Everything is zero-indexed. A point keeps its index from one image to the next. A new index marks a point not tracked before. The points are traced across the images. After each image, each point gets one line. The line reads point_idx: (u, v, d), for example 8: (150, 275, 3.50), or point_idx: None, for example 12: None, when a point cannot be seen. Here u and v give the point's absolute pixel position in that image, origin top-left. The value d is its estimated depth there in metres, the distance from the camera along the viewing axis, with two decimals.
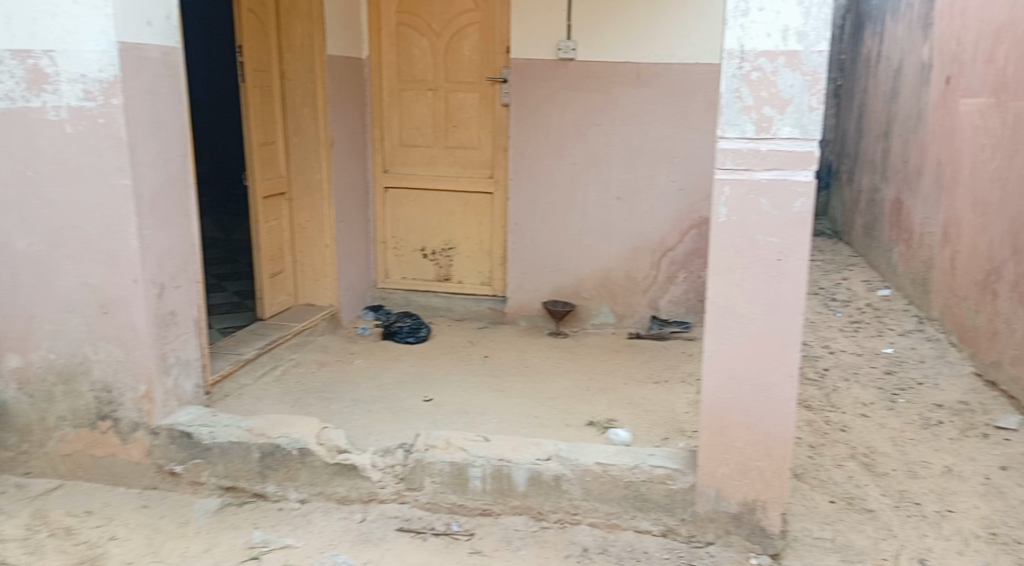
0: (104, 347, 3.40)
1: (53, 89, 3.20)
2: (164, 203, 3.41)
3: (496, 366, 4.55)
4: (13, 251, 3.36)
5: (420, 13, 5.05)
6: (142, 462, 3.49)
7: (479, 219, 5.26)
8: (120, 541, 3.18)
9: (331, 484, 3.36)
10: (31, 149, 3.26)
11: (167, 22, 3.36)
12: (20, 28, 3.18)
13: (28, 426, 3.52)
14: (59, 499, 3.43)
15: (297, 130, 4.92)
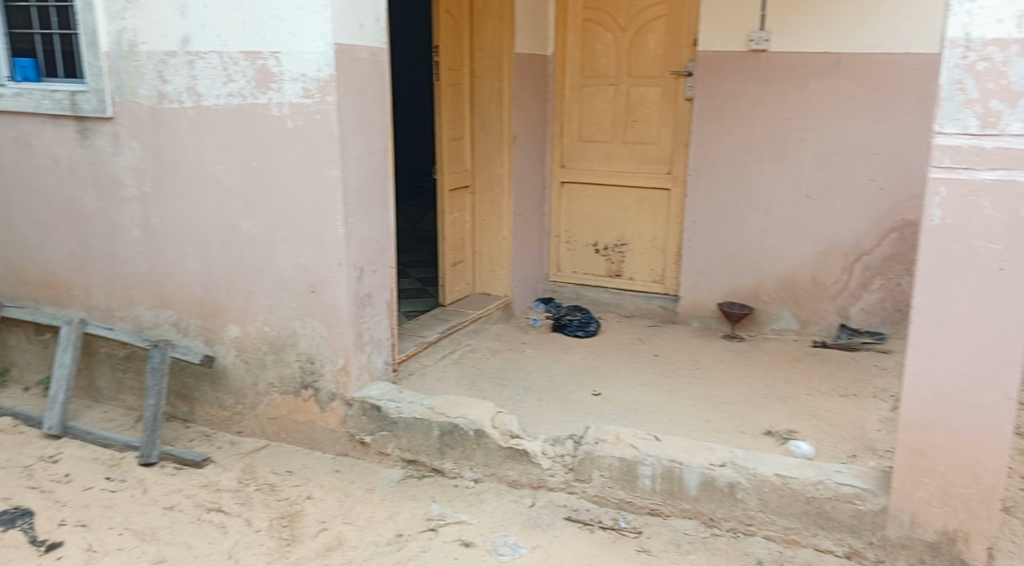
0: (309, 323, 3.71)
1: (278, 88, 3.51)
2: (367, 192, 3.66)
3: (670, 366, 4.49)
4: (238, 232, 3.74)
5: (607, 8, 5.05)
6: (336, 430, 3.77)
7: (654, 215, 5.19)
8: (315, 501, 3.47)
9: (503, 468, 3.47)
10: (257, 142, 3.60)
11: (376, 24, 3.60)
12: (253, 32, 3.50)
13: (242, 389, 3.92)
14: (265, 458, 3.79)
15: (482, 125, 5.09)
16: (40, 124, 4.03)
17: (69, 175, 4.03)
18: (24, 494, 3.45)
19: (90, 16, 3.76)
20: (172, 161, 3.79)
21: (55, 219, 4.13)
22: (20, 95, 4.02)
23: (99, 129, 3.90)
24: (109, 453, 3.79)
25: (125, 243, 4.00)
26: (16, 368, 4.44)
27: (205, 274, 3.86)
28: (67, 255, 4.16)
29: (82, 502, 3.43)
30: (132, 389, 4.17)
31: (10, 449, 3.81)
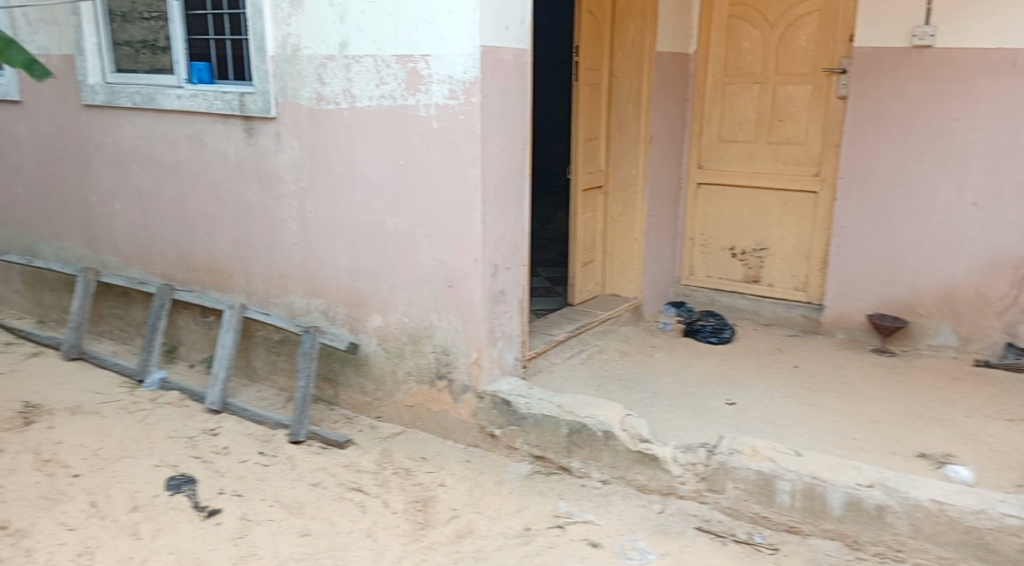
0: (446, 316, 3.82)
1: (426, 89, 3.62)
2: (505, 191, 3.73)
3: (811, 378, 4.30)
4: (383, 227, 3.90)
5: (755, 4, 4.89)
6: (468, 421, 3.86)
7: (798, 219, 4.97)
8: (447, 488, 3.57)
9: (632, 471, 3.44)
10: (404, 141, 3.74)
11: (521, 26, 3.66)
12: (405, 36, 3.63)
13: (382, 377, 4.08)
14: (401, 443, 3.94)
15: (620, 125, 5.05)
16: (212, 124, 4.36)
17: (235, 170, 4.34)
18: (188, 462, 3.75)
19: (259, 23, 4.02)
20: (326, 159, 4.00)
21: (221, 211, 4.46)
22: (196, 97, 4.36)
23: (263, 128, 4.18)
24: (262, 430, 4.06)
25: (282, 235, 4.27)
26: (184, 346, 4.83)
27: (351, 266, 4.05)
28: (230, 244, 4.48)
29: (238, 473, 3.69)
30: (283, 371, 4.45)
31: (177, 420, 4.15)
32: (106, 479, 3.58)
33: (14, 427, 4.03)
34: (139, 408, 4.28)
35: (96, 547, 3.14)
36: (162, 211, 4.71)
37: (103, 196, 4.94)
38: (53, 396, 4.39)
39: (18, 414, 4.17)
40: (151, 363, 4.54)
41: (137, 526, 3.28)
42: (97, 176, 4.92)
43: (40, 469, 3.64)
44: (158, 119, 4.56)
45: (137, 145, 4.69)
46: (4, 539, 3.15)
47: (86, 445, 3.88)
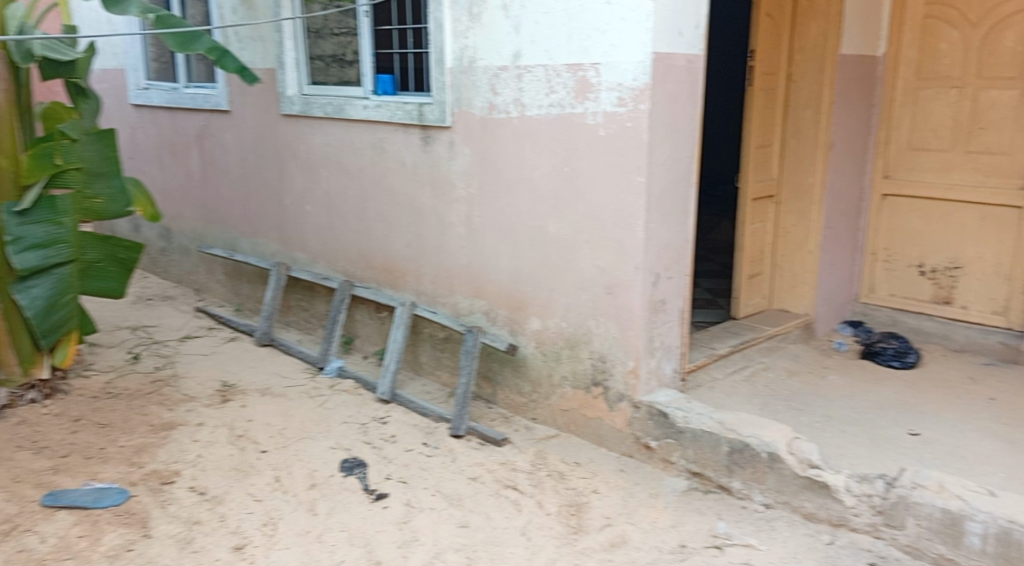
0: (605, 323, 3.81)
1: (595, 97, 3.64)
2: (670, 198, 3.67)
3: (1009, 412, 3.89)
4: (546, 233, 3.96)
5: (956, 2, 4.52)
6: (623, 430, 3.83)
7: (999, 236, 4.53)
8: (601, 496, 3.56)
9: (798, 498, 3.27)
10: (571, 148, 3.78)
11: (696, 31, 3.60)
12: (577, 44, 3.67)
13: (540, 379, 4.14)
14: (557, 447, 3.97)
15: (796, 132, 4.84)
16: (392, 132, 4.61)
17: (412, 176, 4.56)
18: (360, 447, 3.98)
19: (440, 37, 4.21)
20: (496, 165, 4.12)
21: (397, 214, 4.71)
22: (380, 107, 4.62)
23: (438, 137, 4.36)
24: (426, 422, 4.24)
25: (451, 238, 4.44)
26: (358, 339, 5.14)
27: (515, 270, 4.14)
28: (404, 245, 4.72)
29: (403, 461, 3.87)
30: (446, 367, 4.62)
31: (351, 406, 4.42)
32: (288, 457, 3.88)
33: (213, 403, 4.45)
34: (318, 393, 4.60)
35: (277, 519, 3.40)
36: (344, 212, 5.04)
37: (295, 198, 5.37)
38: (245, 378, 4.81)
39: (217, 392, 4.61)
40: (330, 352, 4.87)
41: (314, 503, 3.52)
42: (290, 178, 5.35)
43: (233, 443, 4.00)
44: (345, 128, 4.89)
45: (325, 151, 5.05)
46: (203, 504, 3.48)
47: (272, 424, 4.22)
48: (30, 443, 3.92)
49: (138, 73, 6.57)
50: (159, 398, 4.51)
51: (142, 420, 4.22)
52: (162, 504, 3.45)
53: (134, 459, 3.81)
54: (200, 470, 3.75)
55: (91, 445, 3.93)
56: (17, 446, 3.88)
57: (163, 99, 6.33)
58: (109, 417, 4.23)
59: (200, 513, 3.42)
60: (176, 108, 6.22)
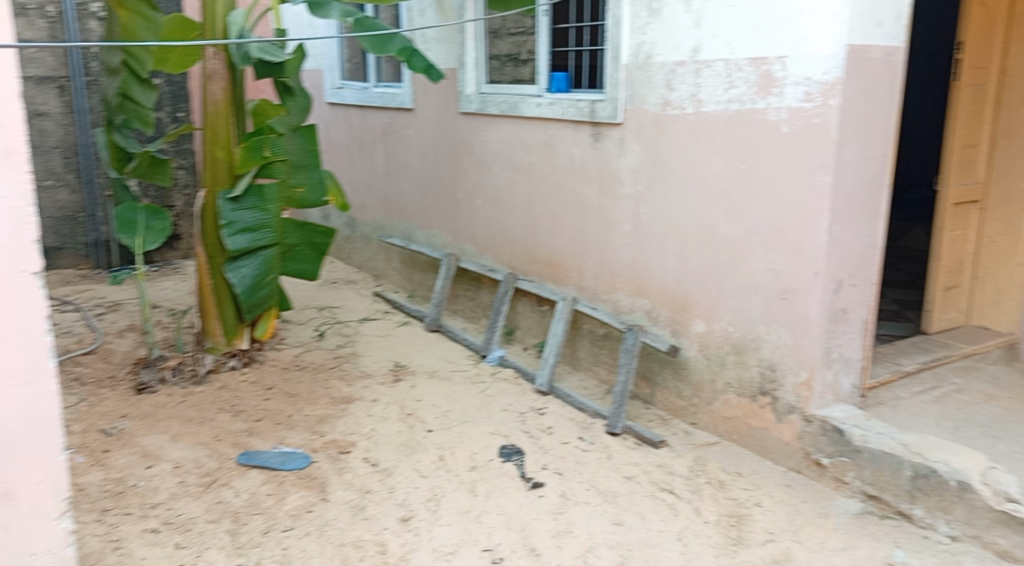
0: (776, 330, 3.65)
1: (779, 92, 3.50)
2: (857, 201, 3.46)
3: None
4: (717, 233, 3.85)
5: None
6: (791, 443, 3.65)
7: None
8: (764, 509, 3.42)
9: (991, 533, 3.00)
10: (749, 145, 3.65)
11: (897, 22, 3.37)
12: (762, 37, 3.53)
13: (702, 383, 4.03)
14: (717, 455, 3.86)
15: (1009, 133, 4.39)
16: (564, 129, 4.64)
17: (581, 173, 4.58)
18: (519, 435, 4.07)
19: (617, 33, 4.19)
20: (666, 162, 4.05)
21: (564, 210, 4.75)
22: (553, 105, 4.66)
23: (610, 133, 4.35)
24: (583, 417, 4.25)
25: (616, 236, 4.42)
26: (520, 330, 5.24)
27: (681, 270, 4.06)
28: (569, 241, 4.75)
29: (561, 453, 3.92)
30: (605, 364, 4.61)
31: (511, 395, 4.53)
32: (452, 438, 4.04)
33: (386, 382, 4.72)
34: (480, 380, 4.75)
35: (440, 496, 3.55)
36: (514, 207, 5.15)
37: (468, 192, 5.56)
38: (415, 360, 5.06)
39: (390, 371, 4.89)
40: (493, 342, 5.01)
41: (474, 484, 3.65)
42: (464, 173, 5.54)
43: (403, 420, 4.22)
44: (519, 125, 4.99)
45: (498, 147, 5.19)
46: (374, 475, 3.70)
47: (439, 406, 4.41)
48: (230, 406, 4.34)
49: (334, 73, 7.06)
50: (339, 373, 4.85)
51: (324, 392, 4.55)
52: (339, 472, 3.71)
53: (316, 428, 4.12)
54: (373, 443, 3.99)
55: (280, 412, 4.30)
56: (219, 408, 4.30)
57: (355, 97, 6.76)
58: (296, 387, 4.60)
59: (371, 483, 3.63)
60: (366, 106, 6.62)
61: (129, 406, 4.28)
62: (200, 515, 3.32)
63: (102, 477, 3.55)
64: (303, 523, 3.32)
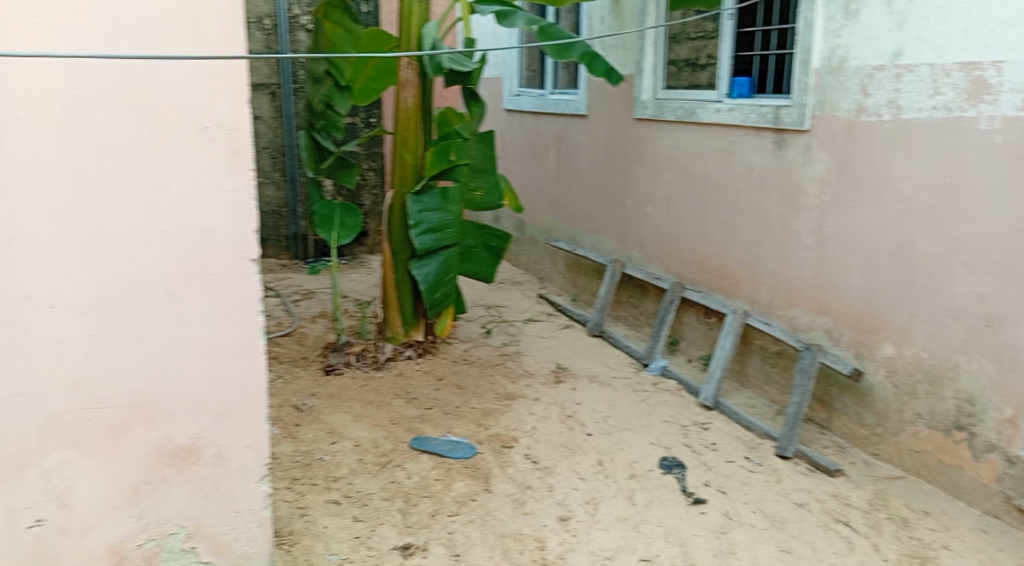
0: (977, 360, 3.35)
1: (993, 100, 3.21)
2: None
3: None
4: (913, 251, 3.59)
5: None
6: (989, 485, 3.34)
7: None
8: (953, 554, 3.17)
9: None
10: (956, 157, 3.38)
11: None
12: (975, 41, 3.27)
13: (887, 411, 3.77)
14: (900, 489, 3.60)
15: None
16: (744, 135, 4.50)
17: (760, 182, 4.42)
18: (680, 448, 4.00)
19: (808, 37, 4.00)
20: (858, 172, 3.83)
21: (740, 221, 4.61)
22: (734, 110, 4.52)
23: (794, 141, 4.17)
24: (750, 436, 4.10)
25: (796, 248, 4.23)
26: (685, 341, 5.13)
27: (869, 288, 3.82)
28: (743, 252, 4.60)
29: (725, 470, 3.81)
30: (776, 383, 4.42)
31: (674, 406, 4.45)
32: (612, 444, 4.03)
33: (549, 383, 4.79)
34: (643, 389, 4.70)
35: (599, 500, 3.56)
36: (685, 215, 5.05)
37: (638, 199, 5.51)
38: (577, 363, 5.10)
39: (553, 372, 4.95)
40: (656, 350, 4.94)
41: (633, 492, 3.62)
42: (636, 180, 5.50)
43: (564, 422, 4.26)
44: (695, 131, 4.87)
45: (672, 153, 5.10)
46: (535, 472, 3.77)
47: (600, 410, 4.42)
48: (405, 393, 4.58)
49: (512, 81, 7.24)
50: (503, 370, 4.98)
51: (489, 387, 4.69)
52: (501, 465, 3.81)
53: (481, 421, 4.26)
54: (535, 441, 4.06)
55: (449, 403, 4.48)
56: (395, 394, 4.55)
57: (531, 103, 6.89)
58: (464, 380, 4.78)
59: (532, 479, 3.70)
60: (541, 111, 6.73)
61: (318, 385, 4.63)
62: (375, 492, 3.53)
63: (293, 448, 3.86)
64: (467, 511, 3.44)
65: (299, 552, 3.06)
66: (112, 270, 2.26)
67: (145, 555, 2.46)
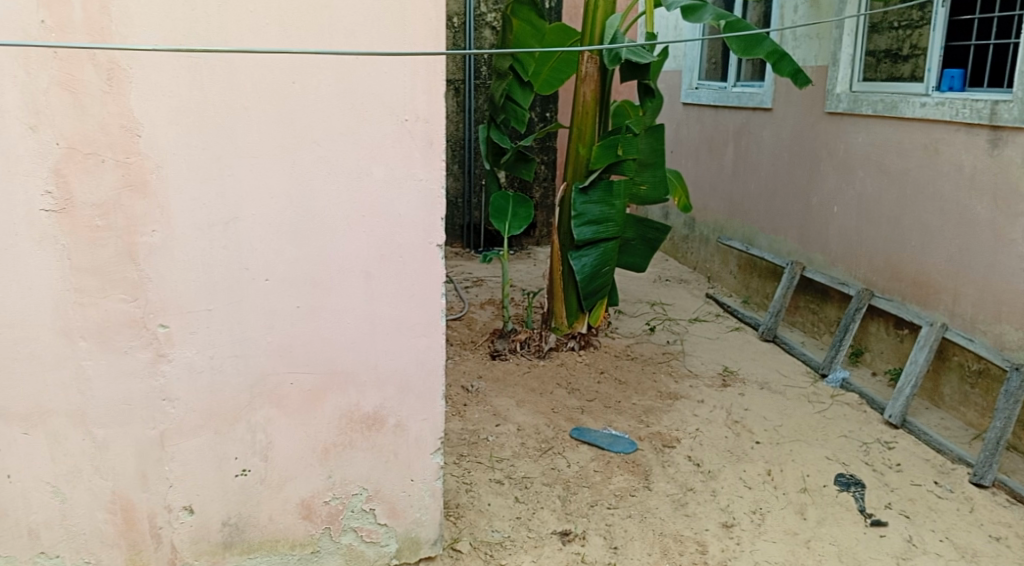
0: None
1: None
2: None
3: None
4: None
5: None
6: None
7: None
8: None
9: None
10: None
11: None
12: None
13: None
14: None
15: None
16: (953, 132, 4.15)
17: (970, 184, 4.06)
18: (859, 465, 3.77)
19: None
20: None
21: (943, 225, 4.25)
22: (943, 104, 4.17)
23: (1014, 140, 3.79)
24: (940, 460, 3.79)
25: (1009, 258, 3.84)
26: (869, 353, 4.81)
27: None
28: (945, 259, 4.24)
29: (909, 494, 3.55)
30: (975, 405, 4.05)
31: (852, 421, 4.20)
32: (783, 454, 3.87)
33: (715, 385, 4.67)
34: (819, 400, 4.47)
35: (767, 511, 3.43)
36: (878, 218, 4.73)
37: (824, 198, 5.23)
38: (746, 368, 4.93)
39: (719, 375, 4.81)
40: (837, 362, 4.68)
41: (804, 506, 3.46)
42: (824, 179, 5.21)
43: (730, 426, 4.14)
44: (896, 127, 4.55)
45: (867, 150, 4.80)
46: (698, 475, 3.69)
47: (769, 419, 4.25)
48: (568, 383, 4.62)
49: (693, 73, 7.09)
50: (668, 368, 4.90)
51: (652, 385, 4.64)
52: (663, 464, 3.76)
53: (643, 418, 4.23)
54: (698, 443, 3.97)
55: (611, 396, 4.48)
56: (558, 384, 4.61)
57: (710, 97, 6.72)
58: (627, 376, 4.76)
59: (694, 482, 3.63)
60: (722, 105, 6.54)
61: (485, 369, 4.79)
62: (537, 477, 3.60)
63: (461, 426, 4.02)
64: (627, 506, 3.43)
65: (463, 525, 3.19)
66: (317, 249, 2.45)
67: (330, 510, 2.67)
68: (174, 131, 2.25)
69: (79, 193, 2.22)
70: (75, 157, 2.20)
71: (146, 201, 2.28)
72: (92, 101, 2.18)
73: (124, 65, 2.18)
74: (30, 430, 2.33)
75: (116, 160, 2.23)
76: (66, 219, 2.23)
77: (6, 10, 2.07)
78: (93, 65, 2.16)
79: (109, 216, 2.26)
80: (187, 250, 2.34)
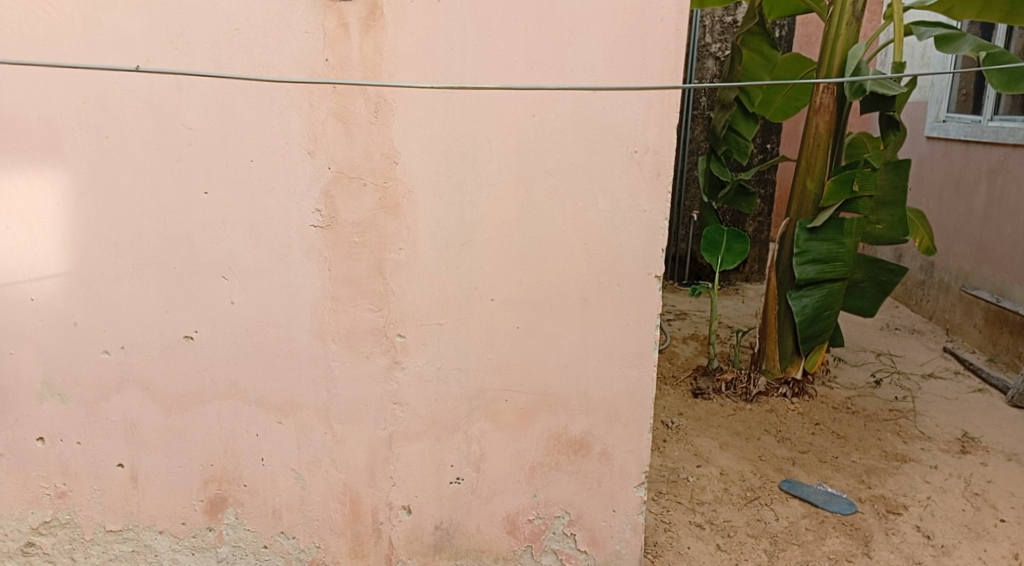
0: None
1: None
2: None
3: None
4: None
5: None
6: None
7: None
8: None
9: None
10: None
11: None
12: None
13: None
14: None
15: None
16: None
17: None
18: None
19: None
20: None
21: None
22: None
23: None
24: None
25: None
26: None
27: None
28: None
29: None
30: None
31: None
32: None
33: (951, 451, 4.22)
34: None
35: None
36: None
37: None
38: (991, 435, 4.41)
39: (957, 440, 4.35)
40: None
41: None
42: None
43: (968, 499, 3.73)
44: None
45: None
46: (928, 548, 3.35)
47: (1017, 495, 3.78)
48: (777, 431, 4.40)
49: (941, 105, 6.57)
50: (894, 427, 4.51)
51: (876, 444, 4.29)
52: (886, 531, 3.46)
53: (864, 478, 3.92)
54: (929, 512, 3.61)
55: (827, 451, 4.20)
56: (766, 430, 4.40)
57: (960, 131, 6.16)
58: (846, 430, 4.44)
59: (923, 555, 3.30)
60: (974, 141, 5.97)
61: (687, 407, 4.68)
62: (741, 525, 3.46)
63: (661, 463, 3.96)
64: None
65: None
66: (542, 274, 2.54)
67: (534, 529, 2.74)
68: (425, 160, 2.45)
69: (342, 213, 2.47)
70: (342, 180, 2.45)
71: (397, 221, 2.49)
72: (360, 131, 2.42)
73: (389, 99, 2.40)
74: (283, 420, 2.61)
75: (375, 185, 2.46)
76: (330, 234, 2.49)
77: (300, 50, 2.37)
78: (364, 99, 2.39)
79: (365, 233, 2.49)
80: (427, 269, 2.52)
